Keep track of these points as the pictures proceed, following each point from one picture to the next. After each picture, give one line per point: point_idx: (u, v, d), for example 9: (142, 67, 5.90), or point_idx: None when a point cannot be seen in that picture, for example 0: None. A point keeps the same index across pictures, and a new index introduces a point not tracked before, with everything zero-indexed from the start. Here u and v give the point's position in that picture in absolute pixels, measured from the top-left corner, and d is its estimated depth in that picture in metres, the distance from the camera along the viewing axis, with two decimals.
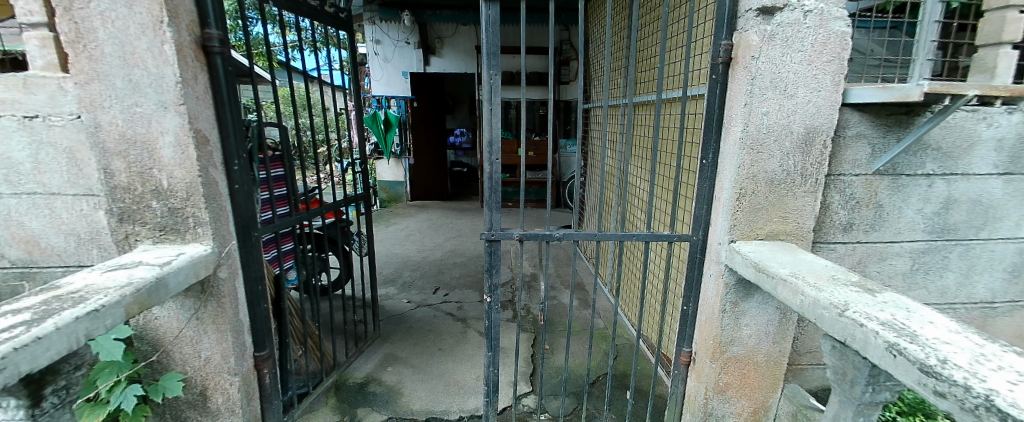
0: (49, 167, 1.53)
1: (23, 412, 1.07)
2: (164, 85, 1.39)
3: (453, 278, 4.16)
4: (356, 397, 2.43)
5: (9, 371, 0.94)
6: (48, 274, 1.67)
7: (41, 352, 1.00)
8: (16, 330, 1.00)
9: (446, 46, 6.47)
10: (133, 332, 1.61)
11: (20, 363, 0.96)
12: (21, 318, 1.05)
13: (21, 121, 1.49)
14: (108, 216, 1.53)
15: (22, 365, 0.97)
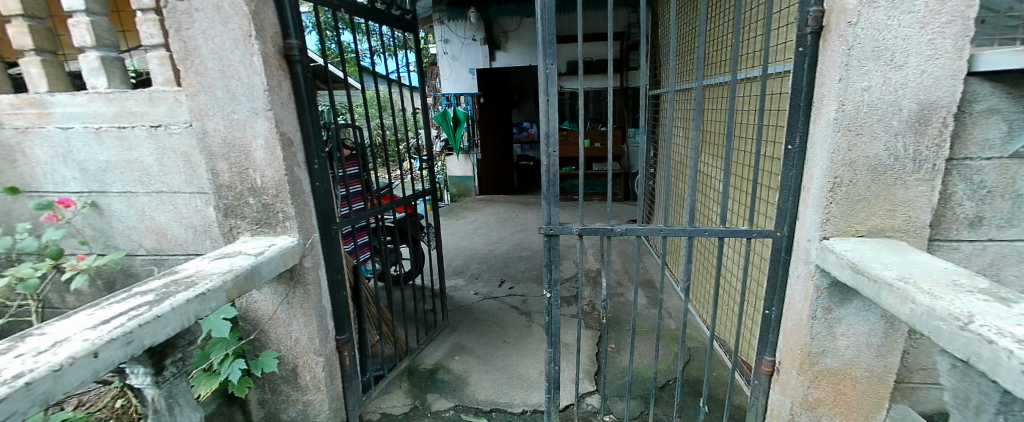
0: (171, 170, 1.69)
1: (150, 378, 1.25)
2: (255, 93, 1.54)
3: (517, 271, 4.19)
4: (427, 383, 2.55)
5: (136, 344, 1.07)
6: (175, 258, 1.82)
7: (161, 328, 1.13)
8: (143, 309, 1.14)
9: (511, 40, 6.48)
10: (237, 312, 1.81)
11: (144, 336, 1.09)
12: (146, 299, 1.20)
13: (149, 130, 1.65)
14: (216, 211, 1.71)
15: (146, 338, 1.09)
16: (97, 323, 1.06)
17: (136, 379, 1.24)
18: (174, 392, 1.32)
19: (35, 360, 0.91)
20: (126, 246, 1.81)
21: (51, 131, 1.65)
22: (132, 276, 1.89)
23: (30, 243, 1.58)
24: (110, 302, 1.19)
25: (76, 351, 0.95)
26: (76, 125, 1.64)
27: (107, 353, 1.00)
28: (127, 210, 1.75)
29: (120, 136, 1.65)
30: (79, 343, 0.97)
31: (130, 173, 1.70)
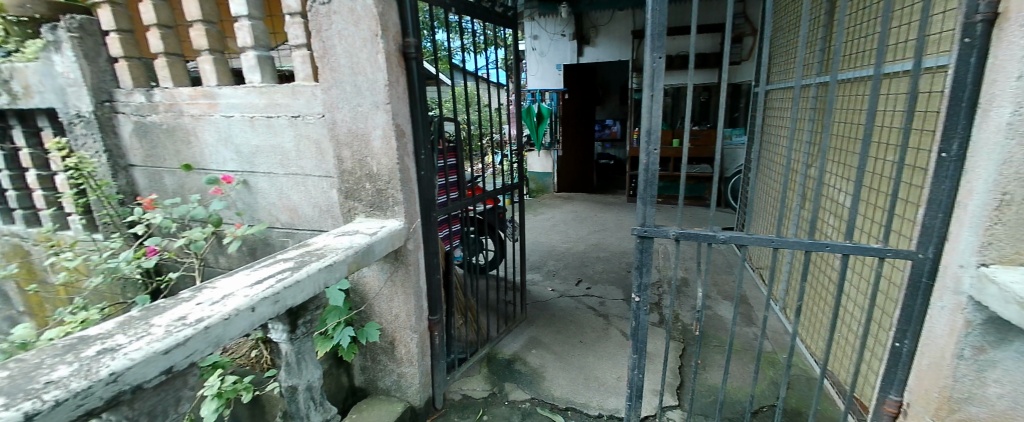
0: (304, 156, 1.93)
1: (285, 334, 1.32)
2: (377, 88, 1.69)
3: (595, 272, 4.13)
4: (505, 372, 2.63)
5: (281, 305, 1.14)
6: (302, 232, 2.06)
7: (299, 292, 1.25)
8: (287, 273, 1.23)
9: (601, 35, 6.34)
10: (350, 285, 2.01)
11: (289, 295, 1.16)
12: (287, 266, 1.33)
13: (290, 120, 1.88)
14: (338, 193, 1.92)
15: (290, 297, 1.17)
16: (252, 282, 1.14)
17: (275, 333, 1.31)
18: (304, 352, 1.39)
19: (211, 307, 0.98)
20: (267, 220, 2.10)
21: (216, 118, 1.95)
22: (263, 247, 2.17)
23: (199, 212, 1.90)
24: (257, 267, 1.29)
25: (240, 303, 1.01)
26: (235, 115, 1.93)
27: (264, 307, 1.07)
28: (268, 188, 2.03)
29: (267, 125, 1.91)
30: (243, 296, 1.04)
31: (272, 157, 1.96)
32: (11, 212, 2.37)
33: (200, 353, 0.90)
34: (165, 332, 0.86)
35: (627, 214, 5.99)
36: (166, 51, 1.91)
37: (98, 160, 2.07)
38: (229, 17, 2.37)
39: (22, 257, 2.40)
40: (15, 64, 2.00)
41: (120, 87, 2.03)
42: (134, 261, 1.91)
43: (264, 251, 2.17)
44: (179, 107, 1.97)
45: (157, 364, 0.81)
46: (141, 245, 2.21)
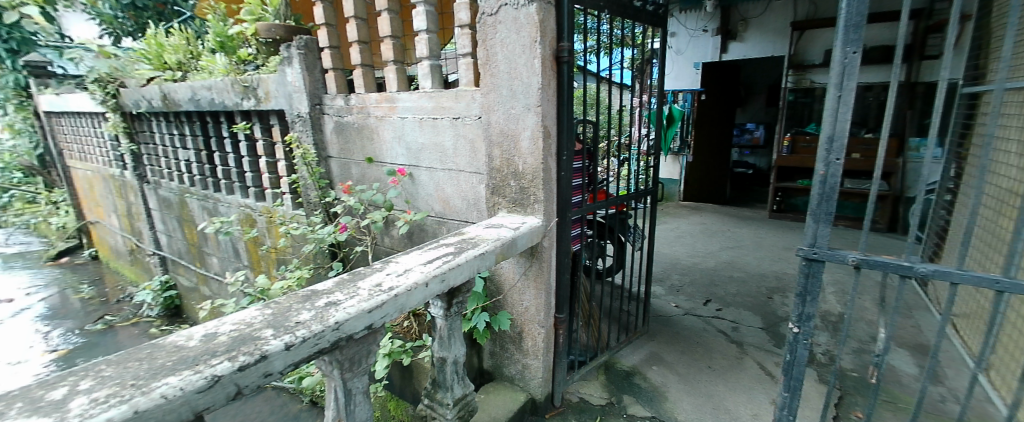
0: (461, 154, 2.13)
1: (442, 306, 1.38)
2: (531, 91, 1.78)
3: (728, 293, 3.74)
4: (623, 383, 2.55)
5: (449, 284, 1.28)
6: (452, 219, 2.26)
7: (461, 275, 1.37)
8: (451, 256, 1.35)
9: (752, 28, 5.68)
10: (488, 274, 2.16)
11: (452, 277, 1.27)
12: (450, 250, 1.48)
13: (451, 121, 2.10)
14: (486, 189, 2.07)
15: (453, 278, 1.28)
16: (424, 261, 1.28)
17: (435, 308, 1.40)
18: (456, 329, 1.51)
19: (395, 280, 1.12)
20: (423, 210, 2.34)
21: (394, 118, 2.26)
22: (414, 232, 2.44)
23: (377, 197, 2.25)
24: (427, 247, 1.45)
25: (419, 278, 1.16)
26: (408, 115, 2.22)
27: (433, 284, 1.19)
28: (427, 181, 2.28)
29: (433, 125, 2.16)
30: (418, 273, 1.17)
31: (435, 154, 2.21)
32: (247, 189, 3.08)
33: (387, 318, 1.04)
34: (364, 297, 1.01)
35: (769, 232, 5.28)
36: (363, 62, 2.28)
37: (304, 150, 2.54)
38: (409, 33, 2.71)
39: (249, 222, 3.08)
40: (261, 77, 2.58)
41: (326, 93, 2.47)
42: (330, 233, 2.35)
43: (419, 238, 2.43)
44: (366, 109, 2.34)
45: (358, 321, 0.96)
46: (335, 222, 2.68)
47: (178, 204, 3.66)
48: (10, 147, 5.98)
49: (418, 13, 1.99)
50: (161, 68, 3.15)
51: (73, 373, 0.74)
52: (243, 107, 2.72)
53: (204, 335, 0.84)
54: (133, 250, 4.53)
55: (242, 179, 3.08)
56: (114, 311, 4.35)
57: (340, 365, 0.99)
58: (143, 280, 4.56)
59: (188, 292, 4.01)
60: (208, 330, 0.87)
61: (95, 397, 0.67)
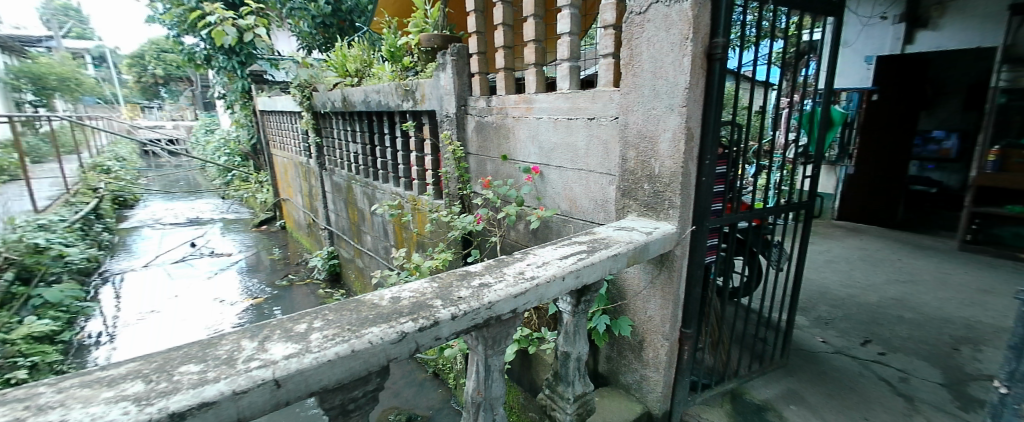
0: (588, 159, 1.91)
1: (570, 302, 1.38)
2: (675, 90, 1.45)
3: (901, 334, 2.51)
4: (754, 415, 1.87)
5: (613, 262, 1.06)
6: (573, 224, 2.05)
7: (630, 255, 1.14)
8: (587, 251, 1.03)
9: (952, 8, 3.89)
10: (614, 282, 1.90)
11: (587, 274, 0.95)
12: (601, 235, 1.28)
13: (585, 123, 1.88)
14: (615, 190, 1.79)
15: (588, 275, 0.95)
16: (562, 251, 1.01)
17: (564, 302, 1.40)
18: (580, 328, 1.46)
19: (535, 268, 0.85)
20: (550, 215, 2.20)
21: (530, 118, 2.17)
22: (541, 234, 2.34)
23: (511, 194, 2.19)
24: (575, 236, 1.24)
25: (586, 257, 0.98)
26: (543, 116, 2.10)
27: (571, 278, 0.88)
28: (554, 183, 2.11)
29: (564, 128, 2.00)
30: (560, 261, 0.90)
31: (565, 156, 2.04)
32: (399, 177, 3.43)
33: (528, 307, 0.78)
34: (508, 279, 0.78)
35: (974, 263, 3.51)
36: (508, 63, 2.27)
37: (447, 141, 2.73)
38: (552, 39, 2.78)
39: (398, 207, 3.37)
40: (419, 80, 2.85)
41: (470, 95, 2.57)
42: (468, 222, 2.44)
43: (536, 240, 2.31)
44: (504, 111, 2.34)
45: (505, 305, 0.73)
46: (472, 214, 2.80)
47: (347, 188, 4.31)
48: (237, 138, 7.69)
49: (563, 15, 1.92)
50: (343, 75, 3.76)
51: (307, 312, 0.63)
52: (403, 108, 3.03)
53: (391, 296, 0.69)
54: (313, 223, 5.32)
55: (397, 169, 3.45)
56: (293, 271, 5.10)
57: (486, 340, 0.81)
58: (314, 249, 5.37)
59: (346, 263, 4.59)
60: (391, 292, 0.71)
61: (323, 334, 0.56)
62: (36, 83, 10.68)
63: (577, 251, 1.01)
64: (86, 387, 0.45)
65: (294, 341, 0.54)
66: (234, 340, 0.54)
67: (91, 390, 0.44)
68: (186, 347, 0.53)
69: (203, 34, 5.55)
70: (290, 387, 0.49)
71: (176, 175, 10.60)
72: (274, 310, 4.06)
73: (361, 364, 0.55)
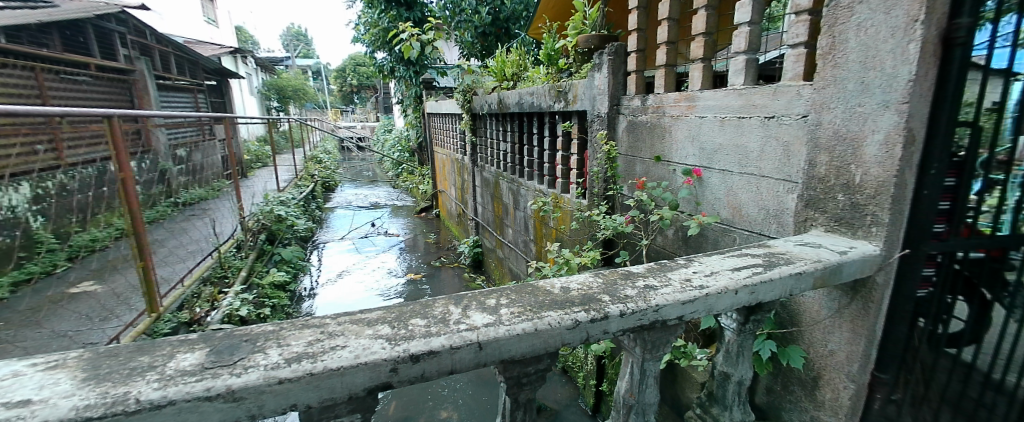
0: (768, 152, 1.14)
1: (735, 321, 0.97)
2: (894, 85, 0.84)
3: None
4: None
5: (807, 277, 0.82)
6: (730, 239, 1.30)
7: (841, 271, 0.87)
8: (768, 263, 0.82)
9: None
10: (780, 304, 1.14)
11: (767, 292, 0.77)
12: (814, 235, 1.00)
13: (736, 120, 1.23)
14: (795, 199, 1.08)
15: (767, 294, 0.77)
16: (736, 259, 0.85)
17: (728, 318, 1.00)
18: None
19: (704, 276, 0.75)
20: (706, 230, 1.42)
21: (690, 119, 1.39)
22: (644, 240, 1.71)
23: (654, 192, 1.47)
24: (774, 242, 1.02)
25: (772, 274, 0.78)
26: (708, 116, 1.32)
27: (745, 294, 0.74)
28: (716, 186, 1.33)
29: (736, 126, 1.23)
30: (735, 271, 0.78)
31: (732, 151, 1.25)
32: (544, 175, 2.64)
33: (695, 316, 0.70)
34: (674, 284, 0.72)
35: None
36: (667, 63, 1.51)
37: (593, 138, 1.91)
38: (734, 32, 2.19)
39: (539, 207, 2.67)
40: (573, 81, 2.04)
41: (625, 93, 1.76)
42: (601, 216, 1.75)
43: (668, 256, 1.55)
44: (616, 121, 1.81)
45: (672, 311, 0.67)
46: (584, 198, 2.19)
47: (493, 182, 3.76)
48: (409, 135, 8.78)
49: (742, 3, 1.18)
50: (499, 81, 3.33)
51: (492, 290, 0.71)
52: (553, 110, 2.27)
53: (562, 285, 0.72)
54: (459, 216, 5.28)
55: (541, 163, 2.70)
56: (444, 254, 4.92)
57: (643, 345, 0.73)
58: (462, 238, 5.07)
59: (488, 254, 4.11)
60: (560, 281, 0.74)
61: (509, 311, 0.63)
62: (280, 93, 14.04)
63: (756, 260, 0.84)
64: (353, 324, 0.60)
65: (486, 314, 0.63)
66: (444, 305, 0.66)
67: (358, 326, 0.59)
68: (413, 305, 0.66)
69: (392, 48, 6.51)
70: (488, 351, 0.57)
71: (361, 167, 12.52)
72: (425, 289, 3.85)
73: (528, 346, 0.60)
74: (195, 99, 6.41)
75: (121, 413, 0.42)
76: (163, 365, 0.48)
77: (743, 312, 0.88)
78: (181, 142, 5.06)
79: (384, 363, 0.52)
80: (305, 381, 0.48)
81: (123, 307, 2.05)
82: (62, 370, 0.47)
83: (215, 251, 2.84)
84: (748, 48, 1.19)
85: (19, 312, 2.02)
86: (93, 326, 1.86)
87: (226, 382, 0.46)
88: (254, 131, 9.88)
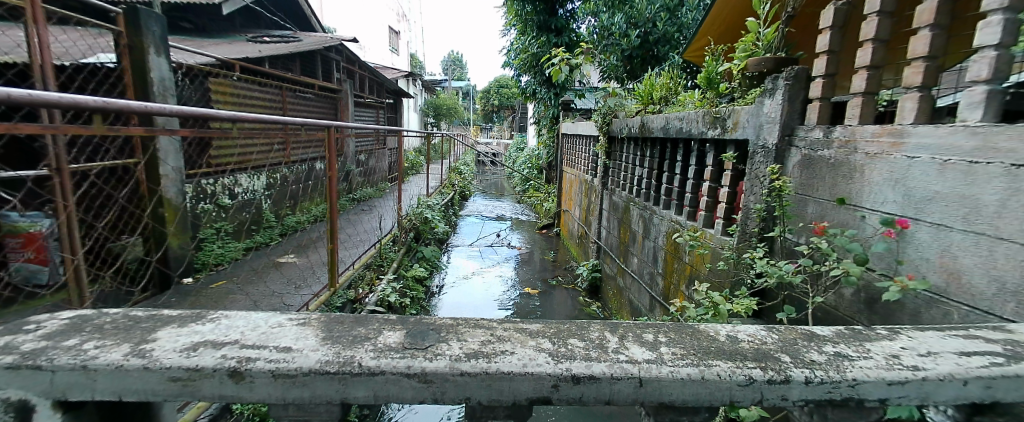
0: (1012, 209, 0.90)
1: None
2: None
3: None
4: None
5: None
6: (941, 313, 1.05)
7: None
8: (1012, 354, 0.65)
9: None
10: None
11: (1010, 391, 0.61)
12: None
13: (970, 163, 0.99)
14: None
15: (1011, 394, 0.61)
16: (963, 341, 0.69)
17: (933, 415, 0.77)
18: None
19: (916, 356, 0.63)
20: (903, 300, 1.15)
21: (894, 159, 1.18)
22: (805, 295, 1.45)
23: (837, 239, 1.24)
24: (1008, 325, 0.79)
25: (1013, 369, 0.61)
26: (922, 156, 1.10)
27: (976, 388, 0.60)
28: (925, 243, 1.09)
29: (964, 172, 1.00)
30: (962, 356, 0.64)
31: (956, 203, 1.02)
32: (684, 205, 2.45)
33: (904, 402, 0.59)
34: (875, 359, 0.62)
35: None
36: (866, 90, 1.31)
37: (754, 171, 1.71)
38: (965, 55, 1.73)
39: (674, 239, 2.49)
40: (735, 106, 1.86)
41: (803, 124, 1.56)
42: (761, 260, 1.54)
43: (842, 319, 1.32)
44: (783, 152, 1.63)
45: (871, 390, 0.58)
46: (728, 232, 1.94)
47: (624, 208, 3.60)
48: (540, 154, 9.06)
49: (988, 23, 0.97)
50: (645, 105, 3.22)
51: (649, 324, 0.70)
52: (706, 137, 2.09)
53: (727, 333, 0.68)
54: (581, 237, 5.20)
55: (682, 190, 2.51)
56: (562, 274, 4.88)
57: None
58: (582, 259, 4.97)
59: (608, 280, 3.94)
60: (726, 329, 0.70)
61: (670, 351, 0.61)
62: (437, 111, 15.85)
63: (993, 347, 0.67)
64: (517, 332, 0.64)
65: (646, 349, 0.61)
66: (600, 331, 0.67)
67: (521, 336, 0.63)
68: (569, 325, 0.68)
69: (539, 72, 6.86)
70: (648, 389, 0.56)
71: (493, 181, 13.29)
72: (533, 305, 3.85)
73: (687, 394, 0.57)
74: (376, 114, 7.64)
75: (349, 373, 0.52)
76: (373, 339, 0.59)
77: (964, 409, 0.70)
78: (362, 149, 6.06)
79: (548, 378, 0.55)
80: (480, 378, 0.54)
81: (310, 280, 2.52)
82: (308, 328, 0.61)
83: (376, 243, 3.31)
84: (993, 77, 0.97)
85: (245, 273, 2.62)
86: (291, 291, 2.31)
87: (421, 364, 0.54)
88: (410, 142, 11.25)
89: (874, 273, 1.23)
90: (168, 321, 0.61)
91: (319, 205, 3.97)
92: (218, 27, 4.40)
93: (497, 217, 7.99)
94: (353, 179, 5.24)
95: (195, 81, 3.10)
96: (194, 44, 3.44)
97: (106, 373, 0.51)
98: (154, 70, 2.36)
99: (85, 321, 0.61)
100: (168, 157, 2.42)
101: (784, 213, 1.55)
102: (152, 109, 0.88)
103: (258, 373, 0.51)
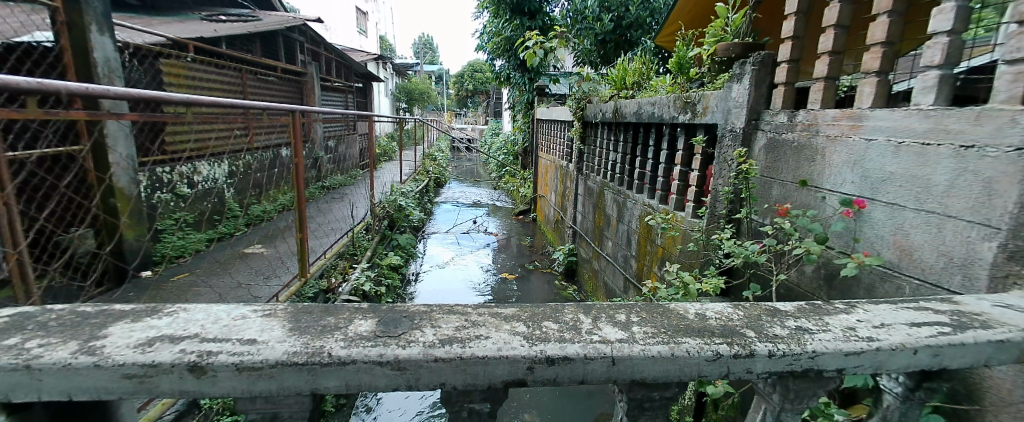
0: (960, 188, 0.96)
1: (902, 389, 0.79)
2: None
3: None
4: None
5: (1011, 349, 0.66)
6: (893, 287, 1.11)
7: None
8: (957, 323, 0.69)
9: None
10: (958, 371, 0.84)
11: (955, 358, 0.65)
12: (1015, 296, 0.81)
13: (921, 145, 1.04)
14: (994, 250, 0.88)
15: (955, 361, 0.65)
16: (913, 313, 0.73)
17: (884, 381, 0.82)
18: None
19: (871, 328, 0.67)
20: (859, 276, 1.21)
21: (854, 142, 1.22)
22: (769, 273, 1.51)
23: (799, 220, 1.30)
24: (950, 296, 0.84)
25: (957, 337, 0.65)
26: (878, 138, 1.15)
27: (924, 356, 0.64)
28: (880, 222, 1.15)
29: (917, 153, 1.05)
30: (912, 327, 0.67)
31: (909, 183, 1.07)
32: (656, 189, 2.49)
33: (859, 371, 0.62)
34: (834, 331, 0.65)
35: None
36: (828, 75, 1.35)
37: (722, 154, 1.75)
38: (920, 42, 1.81)
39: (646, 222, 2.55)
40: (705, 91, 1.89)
41: (769, 108, 1.60)
42: (728, 240, 1.59)
43: (804, 295, 1.39)
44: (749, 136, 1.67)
45: (830, 361, 0.61)
46: (697, 214, 2.00)
47: (598, 193, 3.64)
48: (515, 139, 9.01)
49: (941, 10, 1.01)
50: (618, 89, 3.24)
51: (621, 305, 0.71)
52: (677, 121, 2.13)
53: (695, 311, 0.69)
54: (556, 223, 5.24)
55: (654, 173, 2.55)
56: (538, 259, 4.93)
57: (785, 395, 0.65)
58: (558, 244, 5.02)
59: (583, 264, 4.01)
60: (695, 307, 0.71)
61: (642, 330, 0.62)
62: (409, 96, 15.48)
63: (941, 318, 0.71)
64: (490, 317, 0.64)
65: (618, 329, 0.62)
66: (574, 313, 0.67)
67: (496, 320, 0.63)
68: (543, 308, 0.68)
69: (513, 55, 6.78)
70: (620, 367, 0.57)
71: (468, 167, 13.18)
72: (512, 290, 3.89)
73: (658, 370, 0.58)
74: (346, 99, 7.42)
75: (318, 363, 0.51)
76: (343, 328, 0.57)
77: (914, 377, 0.75)
78: (331, 134, 5.88)
79: (522, 360, 0.55)
80: (454, 363, 0.54)
81: (280, 270, 2.45)
82: (274, 319, 0.59)
83: (349, 231, 3.24)
84: (945, 62, 1.02)
85: (210, 265, 2.52)
86: (259, 282, 2.25)
87: (394, 351, 0.53)
88: (382, 128, 11.01)
89: (833, 251, 1.29)
90: (121, 317, 0.58)
91: (287, 193, 3.84)
92: (171, 6, 4.14)
93: (472, 203, 7.95)
94: (323, 166, 5.09)
95: (144, 62, 2.91)
96: (145, 23, 3.22)
97: (53, 373, 0.48)
98: (96, 50, 2.21)
99: (28, 318, 0.57)
100: (117, 143, 2.29)
101: (750, 195, 1.59)
102: (95, 92, 0.82)
103: (221, 366, 0.49)
